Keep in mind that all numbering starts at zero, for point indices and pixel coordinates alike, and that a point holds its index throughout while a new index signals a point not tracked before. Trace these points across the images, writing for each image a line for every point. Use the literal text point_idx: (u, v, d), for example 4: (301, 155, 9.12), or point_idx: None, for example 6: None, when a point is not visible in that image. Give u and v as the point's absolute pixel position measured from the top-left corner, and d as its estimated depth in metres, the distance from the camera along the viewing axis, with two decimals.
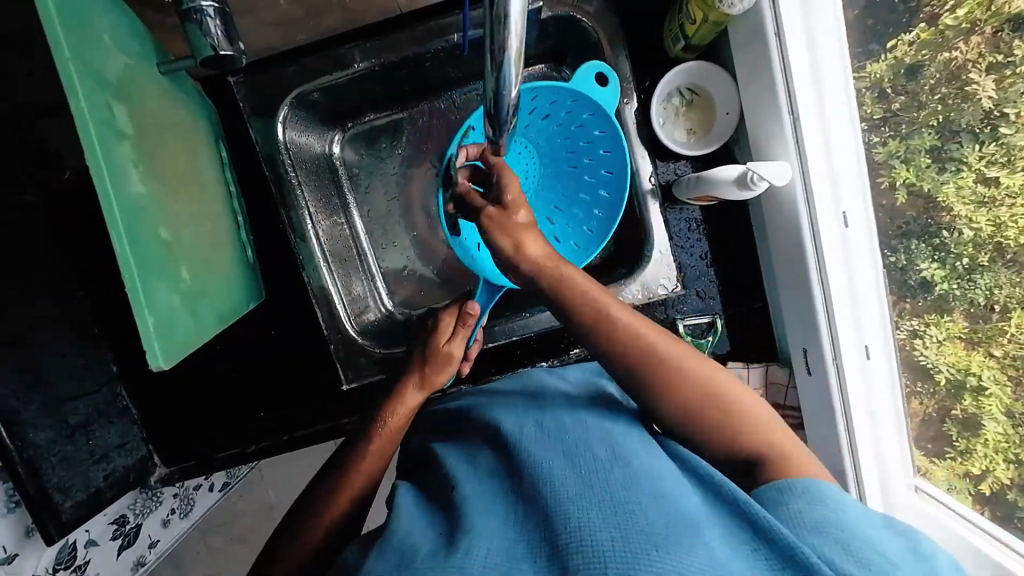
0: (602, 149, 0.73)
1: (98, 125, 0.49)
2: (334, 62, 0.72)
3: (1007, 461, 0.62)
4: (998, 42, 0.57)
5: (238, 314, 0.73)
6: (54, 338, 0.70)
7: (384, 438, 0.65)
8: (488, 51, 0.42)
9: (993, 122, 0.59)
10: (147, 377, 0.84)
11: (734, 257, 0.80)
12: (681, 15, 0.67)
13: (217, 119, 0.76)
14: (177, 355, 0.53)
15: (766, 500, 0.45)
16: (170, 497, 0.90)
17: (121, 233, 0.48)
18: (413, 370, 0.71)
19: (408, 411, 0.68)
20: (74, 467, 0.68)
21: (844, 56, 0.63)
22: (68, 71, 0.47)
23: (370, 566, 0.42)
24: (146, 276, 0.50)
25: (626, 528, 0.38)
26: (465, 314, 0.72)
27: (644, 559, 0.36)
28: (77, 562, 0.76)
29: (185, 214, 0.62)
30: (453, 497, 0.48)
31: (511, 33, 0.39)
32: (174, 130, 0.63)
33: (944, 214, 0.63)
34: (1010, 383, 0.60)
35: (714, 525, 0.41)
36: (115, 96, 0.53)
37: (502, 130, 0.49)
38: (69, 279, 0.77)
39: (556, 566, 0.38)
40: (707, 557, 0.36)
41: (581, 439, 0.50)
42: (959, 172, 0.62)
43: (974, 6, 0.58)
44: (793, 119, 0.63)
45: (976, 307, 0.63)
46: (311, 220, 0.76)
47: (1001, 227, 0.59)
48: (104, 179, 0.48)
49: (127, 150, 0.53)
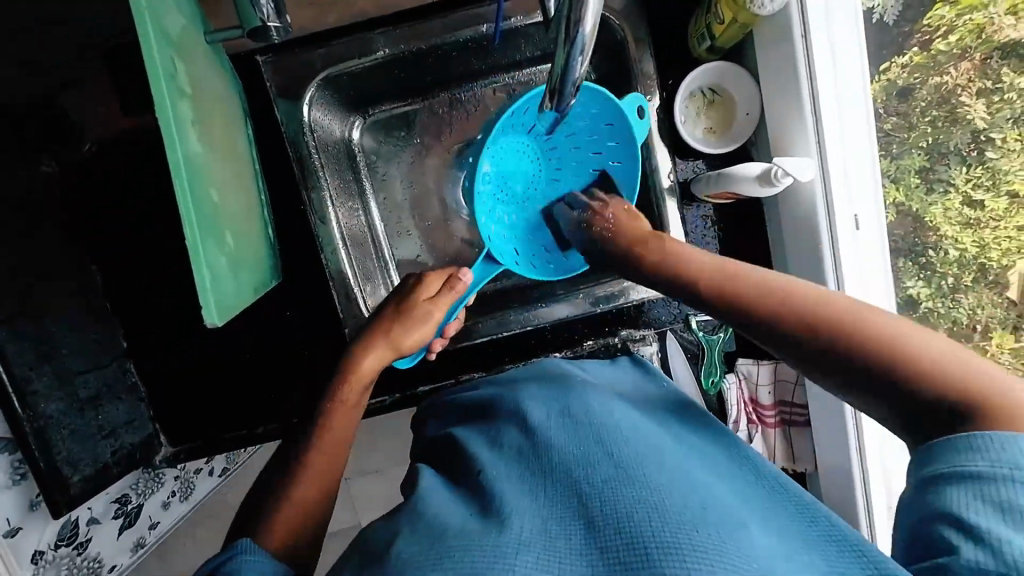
0: (611, 161, 0.78)
1: (167, 81, 0.49)
2: (360, 47, 0.73)
3: None
4: (987, 69, 0.61)
5: (263, 291, 0.73)
6: (65, 309, 0.70)
7: (343, 406, 0.61)
8: (561, 24, 0.43)
9: (980, 146, 0.63)
10: (142, 381, 0.82)
11: (746, 255, 0.81)
12: (710, 15, 0.68)
13: (245, 97, 0.76)
14: (227, 314, 0.54)
15: (947, 456, 0.38)
16: (171, 478, 0.88)
17: (183, 189, 0.48)
18: (382, 325, 0.69)
19: (370, 371, 0.66)
20: (84, 440, 0.67)
21: (864, 64, 0.67)
22: (142, 26, 0.47)
23: (400, 543, 0.41)
24: (201, 232, 0.50)
25: (663, 510, 0.39)
26: (455, 279, 0.73)
27: (686, 535, 0.37)
28: (79, 539, 0.75)
29: (227, 181, 0.62)
30: (479, 478, 0.48)
31: (589, 8, 0.41)
32: (218, 100, 0.63)
33: (931, 235, 0.68)
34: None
35: (751, 512, 0.42)
36: (178, 55, 0.53)
37: (563, 105, 0.50)
38: (77, 252, 0.75)
39: (593, 545, 0.38)
40: (750, 538, 0.38)
41: (609, 426, 0.51)
42: (947, 194, 0.66)
43: (965, 34, 0.62)
44: (815, 119, 0.65)
45: (958, 327, 0.66)
46: (332, 203, 0.77)
47: (985, 248, 0.64)
48: (170, 133, 0.48)
49: (187, 108, 0.53)
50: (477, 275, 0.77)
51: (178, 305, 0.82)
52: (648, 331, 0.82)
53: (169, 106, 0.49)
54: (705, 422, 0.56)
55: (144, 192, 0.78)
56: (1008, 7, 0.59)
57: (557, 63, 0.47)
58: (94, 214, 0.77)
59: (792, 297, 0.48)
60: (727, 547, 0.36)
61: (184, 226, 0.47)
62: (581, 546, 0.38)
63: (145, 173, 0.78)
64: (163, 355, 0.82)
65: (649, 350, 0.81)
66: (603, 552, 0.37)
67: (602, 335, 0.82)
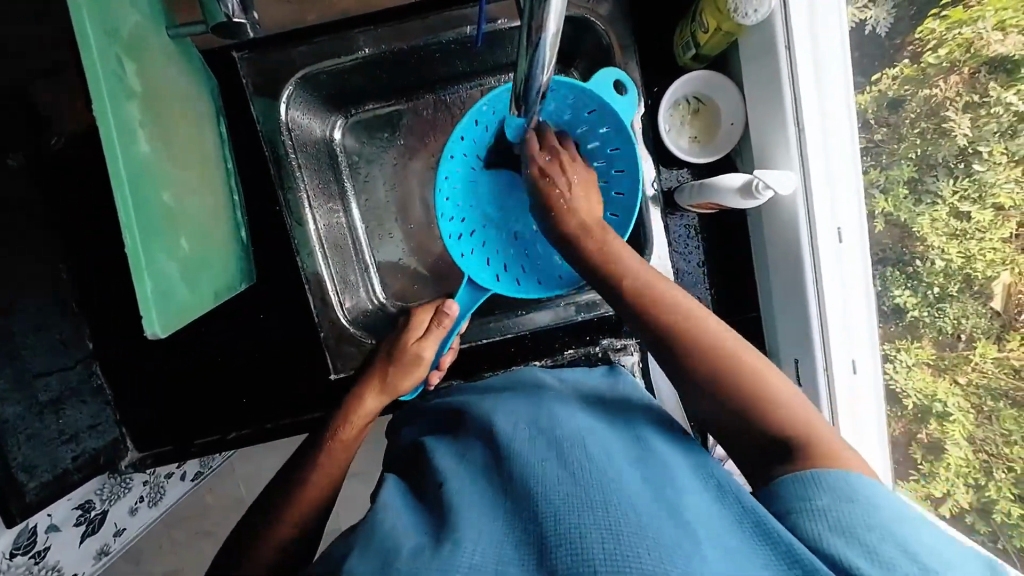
0: (615, 169, 0.72)
1: (109, 83, 0.47)
2: (342, 46, 0.71)
3: (967, 486, 0.66)
4: (975, 83, 0.61)
5: (231, 294, 0.71)
6: (27, 308, 0.68)
7: (339, 444, 0.63)
8: (524, 32, 0.42)
9: (967, 158, 0.63)
10: (143, 381, 0.80)
11: (729, 265, 0.80)
12: (695, 24, 0.68)
13: (218, 93, 0.74)
14: (176, 324, 0.52)
15: (793, 492, 0.43)
16: (139, 483, 0.86)
17: (125, 196, 0.46)
18: (376, 370, 0.70)
19: (366, 415, 0.68)
20: (42, 446, 0.64)
21: (849, 73, 0.65)
22: (82, 25, 0.45)
23: (353, 563, 0.40)
24: (146, 240, 0.48)
25: (615, 531, 0.38)
26: (441, 314, 0.72)
27: (635, 560, 0.36)
28: (37, 548, 0.72)
29: (187, 183, 0.60)
30: (441, 493, 0.47)
31: (551, 13, 0.39)
32: (179, 98, 0.61)
33: (918, 244, 0.67)
34: (973, 410, 0.65)
35: (710, 530, 0.41)
36: (126, 54, 0.51)
37: (529, 110, 0.50)
38: (43, 250, 0.73)
39: (542, 566, 0.37)
40: (703, 563, 0.36)
41: (572, 436, 0.50)
42: (934, 205, 0.66)
43: (954, 47, 0.62)
44: (798, 130, 0.64)
45: (943, 336, 0.67)
46: (308, 205, 0.75)
47: (970, 260, 0.64)
48: (112, 138, 0.46)
49: (135, 108, 0.51)
50: (462, 300, 0.74)
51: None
52: (630, 340, 0.81)
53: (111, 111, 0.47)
54: (677, 432, 0.54)
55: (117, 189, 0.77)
56: (996, 23, 0.60)
57: (520, 70, 0.46)
58: (94, 214, 0.77)
59: (713, 346, 0.50)
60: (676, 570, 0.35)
61: (124, 237, 0.45)
62: (531, 569, 0.38)
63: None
64: (164, 355, 0.80)
65: (630, 360, 0.81)
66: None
67: (583, 343, 0.81)
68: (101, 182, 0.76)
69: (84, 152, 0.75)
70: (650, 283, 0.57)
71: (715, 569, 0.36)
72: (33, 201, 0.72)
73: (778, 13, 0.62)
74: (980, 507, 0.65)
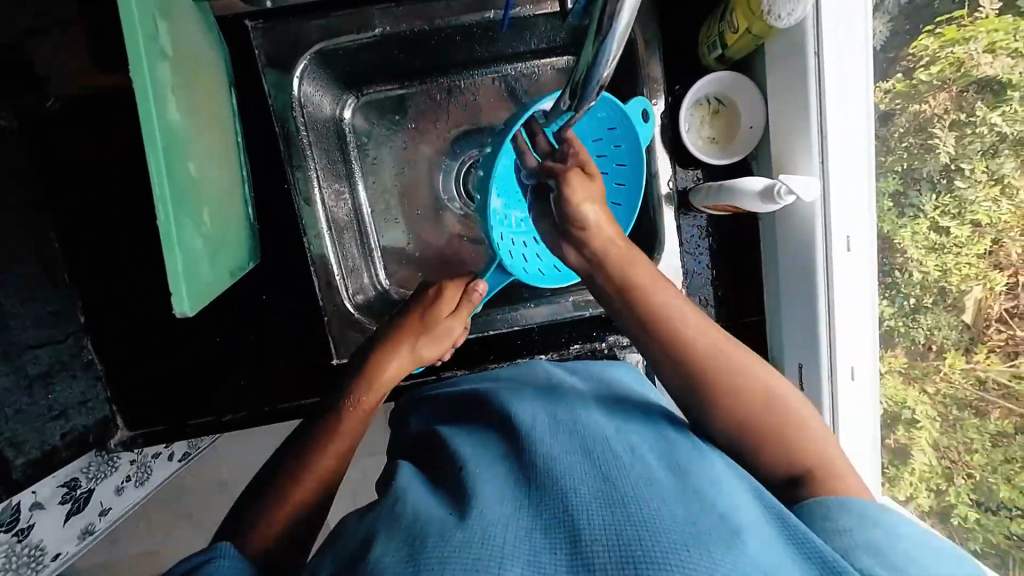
0: (615, 180, 0.73)
1: (145, 40, 0.45)
2: (358, 22, 0.69)
3: (929, 491, 0.71)
4: (963, 101, 0.64)
5: (242, 274, 0.69)
6: (18, 277, 0.65)
7: (360, 410, 0.63)
8: (593, 24, 0.43)
9: (950, 175, 0.66)
10: (143, 381, 0.78)
11: (737, 270, 0.81)
12: (724, 23, 0.67)
13: (230, 63, 0.71)
14: (200, 302, 0.50)
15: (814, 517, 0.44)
16: (127, 462, 0.83)
17: (157, 163, 0.44)
18: (409, 331, 0.70)
19: (383, 387, 0.66)
20: (30, 421, 0.62)
21: (868, 74, 0.65)
22: None
23: (378, 551, 0.39)
24: (176, 210, 0.46)
25: (649, 527, 0.38)
26: (470, 291, 0.73)
27: (676, 556, 0.36)
28: (20, 526, 0.69)
29: (207, 152, 0.57)
30: (461, 477, 0.47)
31: (624, 6, 0.41)
32: (200, 63, 0.58)
33: (899, 256, 0.70)
34: (938, 418, 0.70)
35: (749, 525, 0.41)
36: (160, 15, 0.49)
37: (581, 107, 0.50)
38: (34, 216, 0.70)
39: (578, 562, 0.37)
40: (743, 556, 0.37)
41: (594, 433, 0.50)
42: (917, 219, 0.68)
43: (946, 65, 0.65)
44: (820, 141, 0.65)
45: (915, 346, 0.70)
46: (317, 185, 0.73)
47: (946, 274, 0.67)
48: (146, 103, 0.44)
49: (167, 71, 0.49)
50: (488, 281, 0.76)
51: (149, 307, 0.77)
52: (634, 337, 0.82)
53: (146, 73, 0.44)
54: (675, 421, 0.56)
55: (118, 191, 0.74)
56: (987, 45, 0.61)
57: (582, 63, 0.47)
58: (93, 214, 0.74)
59: (735, 377, 0.51)
60: (718, 567, 0.35)
61: (156, 207, 0.44)
62: (565, 562, 0.37)
63: (110, 166, 0.74)
64: (163, 355, 0.78)
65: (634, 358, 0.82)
66: (587, 565, 0.36)
67: (589, 339, 0.82)
68: (102, 183, 0.74)
69: (84, 151, 0.72)
70: (697, 322, 0.55)
71: (754, 563, 0.37)
72: (23, 199, 0.69)
73: (809, 19, 0.63)
74: (938, 510, 0.70)
